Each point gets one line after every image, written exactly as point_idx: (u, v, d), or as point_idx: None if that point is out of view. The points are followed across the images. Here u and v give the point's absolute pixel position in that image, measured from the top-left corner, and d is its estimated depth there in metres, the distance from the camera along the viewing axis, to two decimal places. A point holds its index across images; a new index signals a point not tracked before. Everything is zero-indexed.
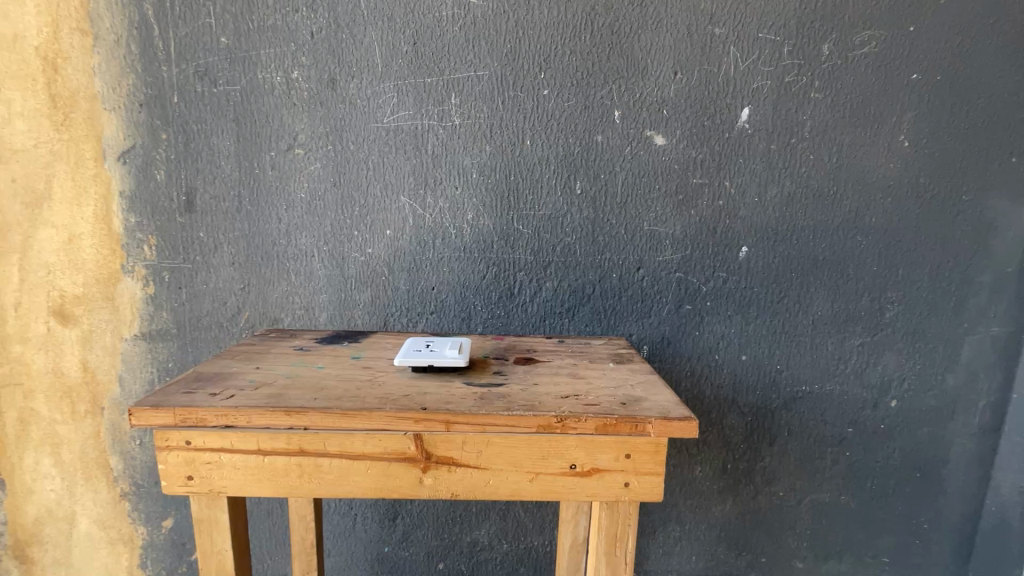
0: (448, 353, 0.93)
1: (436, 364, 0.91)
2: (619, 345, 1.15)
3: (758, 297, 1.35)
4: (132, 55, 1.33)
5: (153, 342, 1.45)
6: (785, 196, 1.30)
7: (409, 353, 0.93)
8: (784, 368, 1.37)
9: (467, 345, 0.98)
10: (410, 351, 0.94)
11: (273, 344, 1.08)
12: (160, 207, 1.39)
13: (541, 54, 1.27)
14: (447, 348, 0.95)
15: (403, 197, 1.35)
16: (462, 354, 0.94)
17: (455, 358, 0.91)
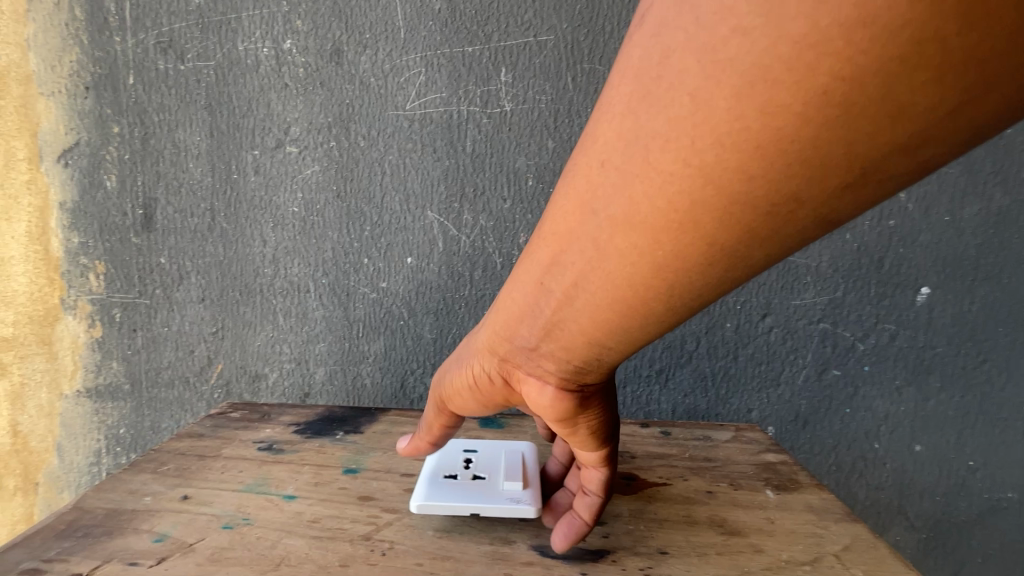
0: (506, 492, 0.56)
1: (484, 514, 0.53)
2: (760, 439, 0.73)
3: (944, 362, 0.91)
4: (76, 22, 0.99)
5: (101, 401, 1.10)
6: (993, 213, 0.87)
7: (441, 491, 0.56)
8: (980, 466, 0.93)
9: (535, 471, 0.60)
10: (441, 486, 0.57)
11: (230, 438, 0.71)
12: (110, 223, 1.04)
13: (631, 10, 0.89)
14: (502, 479, 0.58)
15: (430, 212, 0.97)
16: (529, 492, 0.56)
17: (522, 503, 0.54)
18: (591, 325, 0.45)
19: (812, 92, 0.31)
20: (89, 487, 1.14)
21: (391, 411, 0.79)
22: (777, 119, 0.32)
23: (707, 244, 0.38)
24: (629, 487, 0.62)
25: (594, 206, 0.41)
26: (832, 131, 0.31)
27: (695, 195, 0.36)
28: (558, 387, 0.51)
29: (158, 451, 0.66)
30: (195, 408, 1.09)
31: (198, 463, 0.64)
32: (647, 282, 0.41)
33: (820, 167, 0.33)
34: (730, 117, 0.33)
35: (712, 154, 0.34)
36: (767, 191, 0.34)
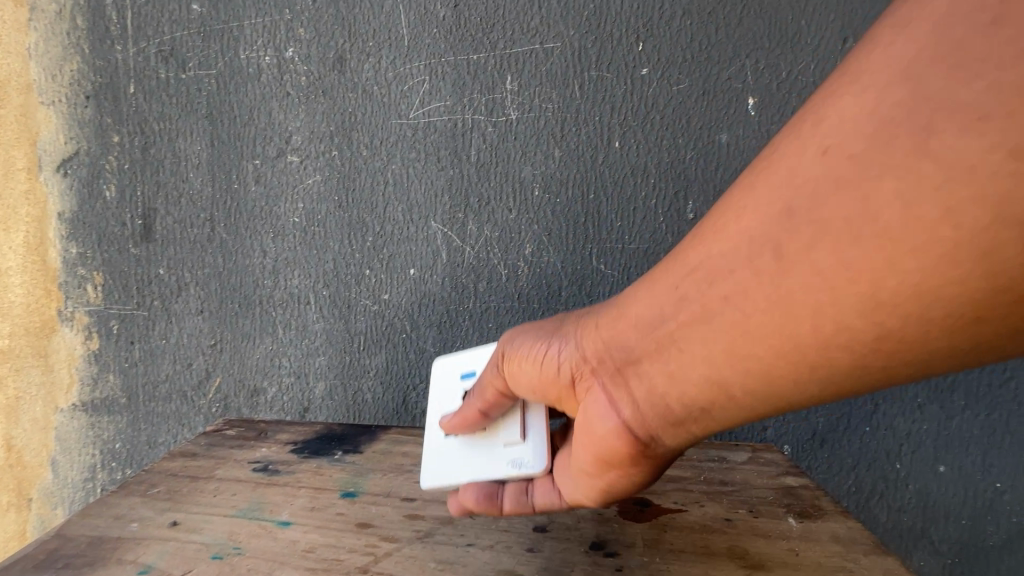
0: (508, 454, 0.57)
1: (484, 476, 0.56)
2: (779, 461, 0.69)
3: (968, 379, 0.88)
4: (78, 31, 0.98)
5: (97, 415, 1.08)
6: None
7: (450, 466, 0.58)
8: (1008, 489, 0.88)
9: (542, 422, 0.58)
10: (452, 455, 0.59)
11: (225, 457, 0.69)
12: (108, 233, 1.03)
13: (639, 17, 0.87)
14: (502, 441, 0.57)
15: (434, 222, 0.95)
16: (535, 454, 0.56)
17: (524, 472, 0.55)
18: (689, 369, 0.45)
19: (1005, 234, 0.30)
20: (83, 503, 1.11)
21: (392, 428, 0.75)
22: (963, 247, 0.32)
23: (825, 338, 0.38)
24: (643, 513, 0.59)
25: (753, 236, 0.40)
26: (990, 281, 0.32)
27: (858, 280, 0.35)
28: (625, 429, 0.49)
29: (149, 473, 0.64)
30: (192, 422, 1.06)
31: (190, 485, 0.62)
32: (752, 350, 0.41)
33: (949, 315, 0.34)
34: (924, 224, 0.33)
35: (893, 254, 0.34)
36: (899, 316, 0.35)
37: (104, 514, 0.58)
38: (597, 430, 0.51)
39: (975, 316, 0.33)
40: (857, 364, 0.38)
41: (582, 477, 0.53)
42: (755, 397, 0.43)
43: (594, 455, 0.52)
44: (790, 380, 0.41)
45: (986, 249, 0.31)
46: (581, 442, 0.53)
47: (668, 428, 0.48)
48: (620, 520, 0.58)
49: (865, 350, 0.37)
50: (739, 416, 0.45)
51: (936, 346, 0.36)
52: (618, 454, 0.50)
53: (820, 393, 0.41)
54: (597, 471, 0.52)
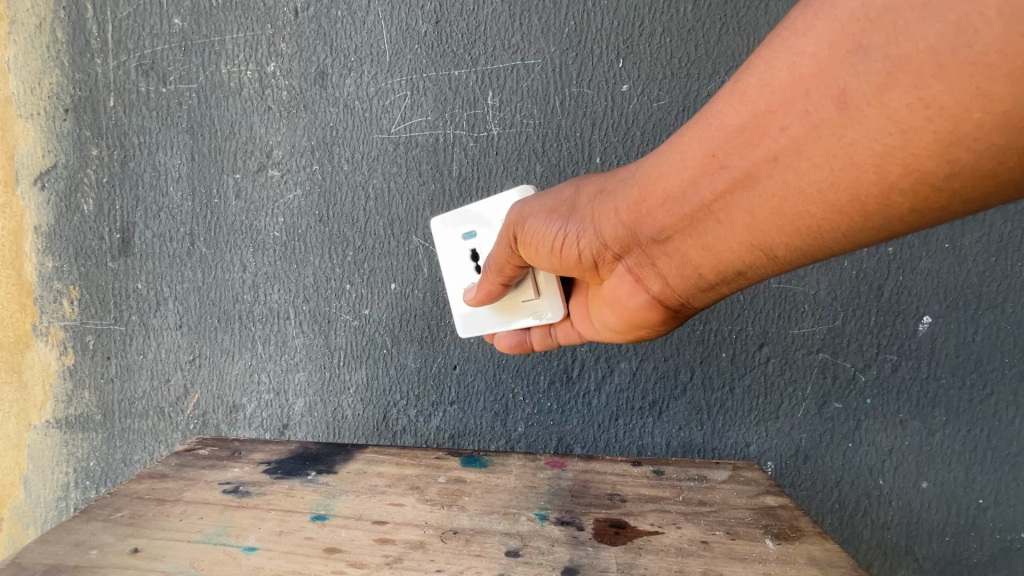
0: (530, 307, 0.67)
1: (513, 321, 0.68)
2: (758, 479, 0.68)
3: (949, 395, 0.88)
4: (57, 44, 0.98)
5: (72, 432, 1.06)
6: (993, 240, 0.85)
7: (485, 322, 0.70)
8: (990, 505, 0.89)
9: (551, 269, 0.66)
10: (480, 315, 0.70)
11: (195, 478, 0.67)
12: (86, 247, 1.01)
13: (619, 35, 0.88)
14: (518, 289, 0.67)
15: (415, 237, 0.94)
16: (547, 295, 0.66)
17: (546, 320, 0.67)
18: (704, 239, 0.48)
19: (980, 111, 0.31)
20: (56, 523, 1.09)
21: (368, 447, 0.74)
22: (943, 122, 0.33)
23: (818, 199, 0.40)
24: (618, 537, 0.58)
25: (767, 107, 0.40)
26: (962, 153, 0.33)
27: (850, 152, 0.37)
28: (650, 300, 0.56)
29: (115, 496, 0.63)
30: (169, 439, 1.04)
31: (156, 509, 0.61)
32: (755, 217, 0.43)
33: (924, 186, 0.35)
34: (914, 100, 0.33)
35: (884, 126, 0.35)
36: (886, 182, 0.36)
37: (64, 541, 0.56)
38: (626, 301, 0.58)
39: (942, 189, 0.35)
40: (841, 231, 0.40)
41: (610, 329, 0.63)
42: (758, 259, 0.46)
43: (622, 318, 0.60)
44: (786, 246, 0.44)
45: (958, 127, 0.32)
46: (612, 308, 0.60)
47: (686, 294, 0.54)
48: (595, 544, 0.57)
49: (849, 219, 0.39)
50: (748, 280, 0.50)
51: (909, 217, 0.37)
52: (641, 315, 0.58)
53: (813, 254, 0.44)
54: (625, 328, 0.61)
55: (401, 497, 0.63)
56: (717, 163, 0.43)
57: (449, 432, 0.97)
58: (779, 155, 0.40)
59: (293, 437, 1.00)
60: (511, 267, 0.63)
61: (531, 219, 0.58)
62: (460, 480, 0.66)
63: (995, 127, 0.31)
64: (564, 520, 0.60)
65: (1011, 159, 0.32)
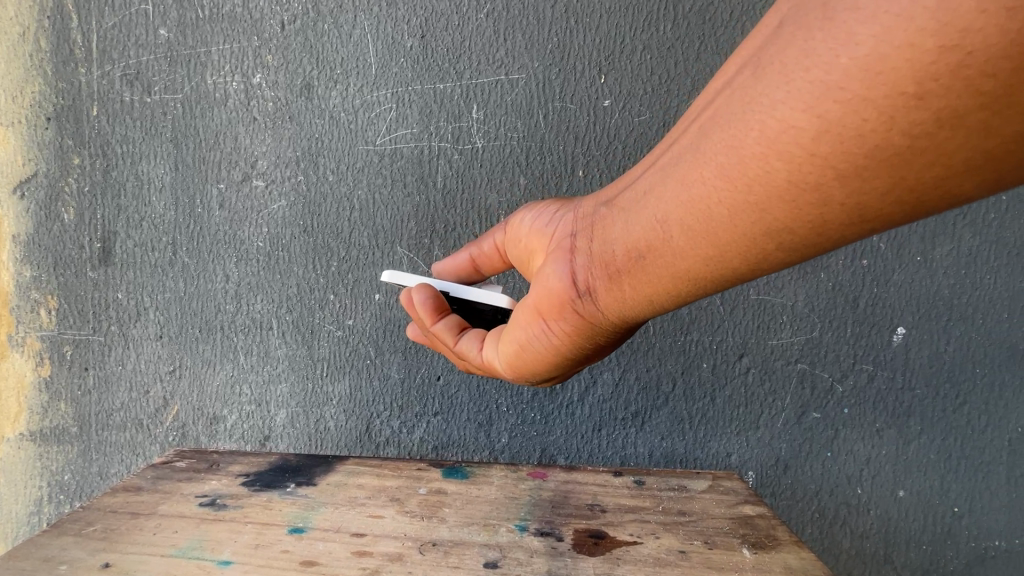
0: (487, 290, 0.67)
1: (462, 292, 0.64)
2: (737, 489, 0.69)
3: (923, 405, 0.90)
4: (40, 53, 0.97)
5: (46, 445, 1.04)
6: (963, 253, 0.88)
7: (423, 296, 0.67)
8: (964, 512, 0.91)
9: None
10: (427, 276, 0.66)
11: (171, 491, 0.66)
12: (65, 257, 1.00)
13: (601, 51, 0.89)
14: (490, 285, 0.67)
15: (400, 248, 0.95)
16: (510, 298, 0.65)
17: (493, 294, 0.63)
18: (621, 211, 0.46)
19: (846, 56, 0.31)
20: (28, 538, 1.06)
21: (350, 459, 0.73)
22: (817, 71, 0.33)
23: (711, 162, 0.39)
24: (597, 547, 0.58)
25: (719, 85, 0.41)
26: (830, 106, 0.33)
27: (747, 110, 0.37)
28: (553, 280, 0.51)
29: (87, 510, 0.62)
30: (147, 452, 1.03)
31: (130, 522, 0.60)
32: (663, 185, 0.42)
33: (797, 147, 0.35)
34: (800, 54, 0.34)
35: (775, 81, 0.35)
36: (768, 140, 0.36)
37: (33, 556, 0.55)
38: (538, 279, 0.53)
39: (812, 154, 0.34)
40: (725, 202, 0.39)
41: (511, 324, 0.57)
42: (654, 239, 0.44)
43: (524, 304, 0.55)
44: (677, 223, 0.42)
45: (829, 76, 0.32)
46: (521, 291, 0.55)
47: (587, 285, 0.50)
48: (573, 554, 0.57)
49: (731, 186, 0.38)
50: (642, 276, 0.46)
51: (786, 190, 0.36)
52: (543, 302, 0.52)
53: (701, 240, 0.41)
54: (522, 318, 0.55)
55: (381, 509, 0.63)
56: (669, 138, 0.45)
57: (432, 443, 0.97)
58: (703, 123, 0.40)
59: (275, 449, 0.99)
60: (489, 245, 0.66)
61: (533, 204, 0.61)
62: (441, 492, 0.66)
63: (858, 73, 0.31)
64: (544, 531, 0.60)
65: (873, 117, 0.31)
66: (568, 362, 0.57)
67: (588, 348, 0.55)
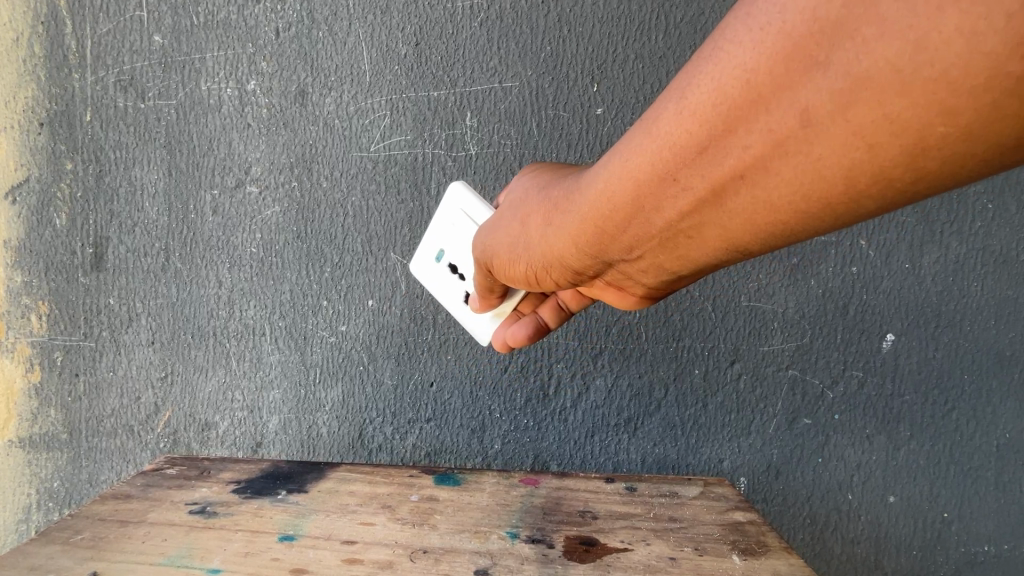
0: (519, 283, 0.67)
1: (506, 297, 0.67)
2: (727, 495, 0.69)
3: (913, 411, 0.90)
4: (34, 58, 0.97)
5: (36, 451, 1.03)
6: (950, 260, 0.89)
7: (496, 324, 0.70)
8: (954, 518, 0.91)
9: None
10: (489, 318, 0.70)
11: (161, 499, 0.66)
12: (57, 262, 1.00)
13: (593, 59, 0.90)
14: None
15: (393, 254, 0.95)
16: None
17: None
18: (674, 253, 0.42)
19: (943, 126, 0.27)
20: (15, 545, 1.05)
21: (341, 466, 0.73)
22: (909, 136, 0.28)
23: (786, 212, 0.34)
24: (587, 554, 0.58)
25: (725, 125, 0.33)
26: (927, 161, 0.28)
27: (818, 167, 0.31)
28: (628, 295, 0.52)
29: (75, 518, 0.61)
30: (137, 459, 1.02)
31: (118, 530, 0.60)
32: (724, 231, 0.38)
33: (895, 193, 0.30)
34: (880, 119, 0.28)
35: (849, 141, 0.29)
36: (854, 192, 0.31)
37: (19, 565, 0.55)
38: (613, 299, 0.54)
39: (909, 194, 0.31)
40: (814, 233, 0.36)
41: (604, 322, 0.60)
42: (737, 262, 0.41)
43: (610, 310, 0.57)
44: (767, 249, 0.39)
45: (924, 140, 0.27)
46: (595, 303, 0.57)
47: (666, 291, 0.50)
48: (564, 561, 0.57)
49: (823, 224, 0.35)
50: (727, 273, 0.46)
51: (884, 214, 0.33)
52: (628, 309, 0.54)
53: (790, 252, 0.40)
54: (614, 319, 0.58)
55: (372, 516, 0.63)
56: (675, 183, 0.37)
57: (425, 450, 0.97)
58: (745, 172, 0.34)
59: (267, 456, 0.99)
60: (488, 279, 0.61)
61: (500, 245, 0.55)
62: (432, 498, 0.66)
63: (960, 138, 0.27)
64: (535, 538, 0.60)
65: (975, 163, 0.28)
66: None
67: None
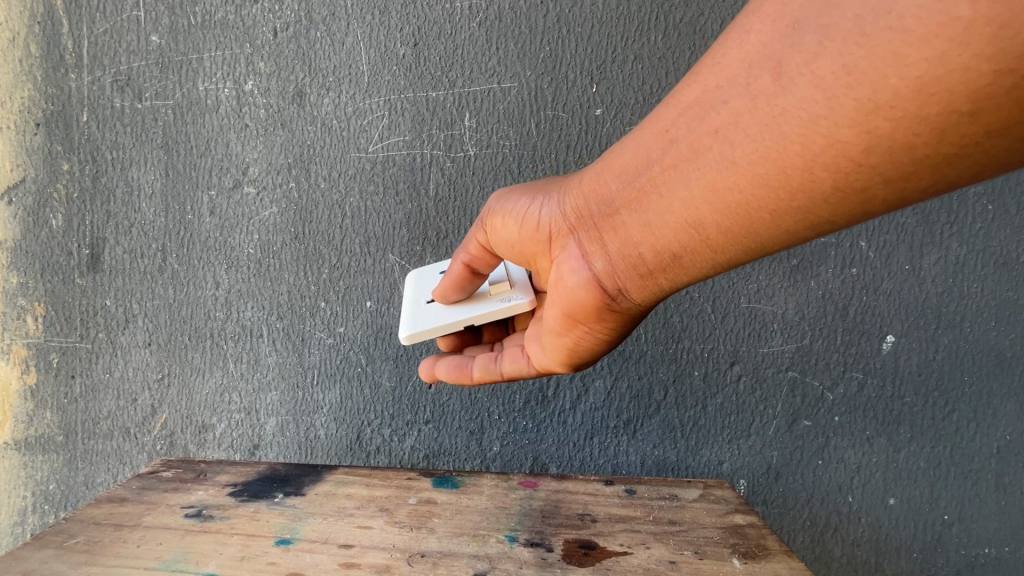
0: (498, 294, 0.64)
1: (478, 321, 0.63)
2: (728, 498, 0.68)
3: (913, 412, 0.90)
4: (30, 59, 0.97)
5: (32, 454, 1.02)
6: (950, 261, 0.89)
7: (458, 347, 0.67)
8: (955, 520, 0.91)
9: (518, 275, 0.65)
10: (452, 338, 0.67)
11: (156, 502, 0.65)
12: (53, 263, 0.99)
13: (592, 60, 0.90)
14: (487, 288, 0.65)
15: (391, 255, 0.94)
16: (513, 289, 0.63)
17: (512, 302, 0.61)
18: (645, 215, 0.45)
19: (896, 78, 0.31)
20: (11, 549, 1.04)
21: (339, 469, 0.72)
22: (863, 89, 0.32)
23: (747, 172, 0.38)
24: (587, 557, 0.58)
25: (716, 82, 0.39)
26: (880, 122, 0.32)
27: (780, 124, 0.36)
28: (591, 282, 0.51)
29: (69, 522, 0.61)
30: (134, 461, 1.01)
31: (113, 534, 0.60)
32: (691, 191, 0.42)
33: (845, 160, 0.34)
34: (839, 70, 0.32)
35: (811, 95, 0.34)
36: (810, 153, 0.35)
37: (12, 570, 0.54)
38: (568, 287, 0.53)
39: (861, 164, 0.34)
40: (768, 206, 0.39)
41: (552, 330, 0.57)
42: (693, 242, 0.44)
43: (561, 309, 0.54)
44: (718, 226, 0.42)
45: (877, 94, 0.32)
46: (551, 297, 0.55)
47: (629, 284, 0.50)
48: (563, 565, 0.57)
49: (774, 193, 0.38)
50: (686, 270, 0.47)
51: (832, 194, 0.36)
52: (585, 308, 0.53)
53: (743, 238, 0.42)
54: (563, 322, 0.55)
55: (370, 519, 0.62)
56: (667, 136, 0.42)
57: (423, 452, 0.96)
58: (720, 128, 0.39)
59: (264, 458, 0.98)
60: (477, 249, 0.61)
61: (505, 201, 0.57)
62: (430, 502, 0.66)
63: (909, 95, 0.31)
64: (534, 541, 0.60)
65: (926, 133, 0.31)
66: (615, 344, 0.58)
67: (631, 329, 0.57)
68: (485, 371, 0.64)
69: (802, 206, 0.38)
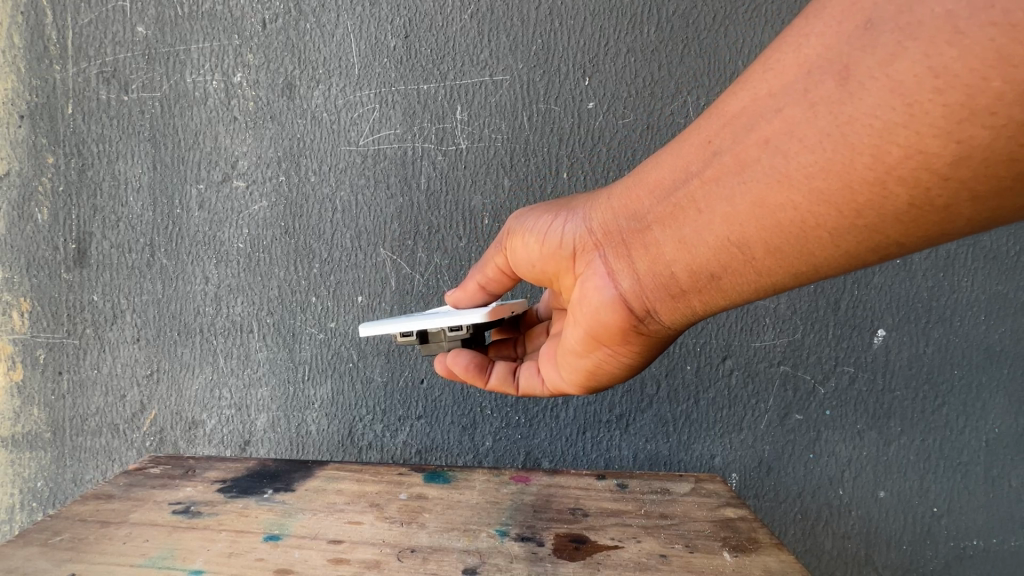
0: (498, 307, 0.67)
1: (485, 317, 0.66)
2: (719, 491, 0.68)
3: (903, 406, 0.91)
4: (13, 49, 0.95)
5: (19, 451, 1.01)
6: (941, 256, 0.89)
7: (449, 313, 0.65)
8: (944, 513, 0.92)
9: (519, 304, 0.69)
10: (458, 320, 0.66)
11: (145, 499, 0.65)
12: (39, 258, 0.98)
13: (583, 52, 0.89)
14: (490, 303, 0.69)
15: (382, 249, 0.94)
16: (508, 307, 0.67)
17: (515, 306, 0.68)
18: (682, 231, 0.45)
19: (999, 80, 0.30)
20: None
21: (330, 464, 0.72)
22: (954, 93, 0.31)
23: (804, 186, 0.38)
24: (578, 552, 0.58)
25: (768, 90, 0.39)
26: (972, 131, 0.31)
27: (847, 132, 0.35)
28: (615, 304, 0.51)
29: (54, 519, 0.60)
30: (124, 458, 1.01)
31: (99, 531, 0.59)
32: (735, 207, 0.42)
33: (926, 173, 0.34)
34: (923, 71, 0.32)
35: (887, 100, 0.34)
36: (882, 165, 0.35)
37: None
38: (592, 305, 0.53)
39: (946, 178, 0.34)
40: (827, 224, 0.39)
41: (572, 351, 0.58)
42: (736, 260, 0.44)
43: (585, 328, 0.54)
44: (765, 243, 0.42)
45: (972, 99, 0.31)
46: (575, 317, 0.55)
47: (657, 305, 0.50)
48: (553, 560, 0.56)
49: (837, 210, 0.38)
50: (723, 292, 0.47)
51: (904, 211, 0.36)
52: (608, 327, 0.53)
53: (793, 258, 0.42)
54: (586, 343, 0.56)
55: (360, 514, 0.62)
56: (710, 150, 0.43)
57: (415, 448, 0.96)
58: (771, 138, 0.39)
59: (255, 454, 0.98)
60: (494, 272, 0.62)
61: (527, 217, 0.58)
62: (422, 497, 0.65)
63: (1017, 99, 0.30)
64: (524, 536, 0.60)
65: None
66: (639, 368, 0.58)
67: (655, 355, 0.57)
68: (500, 381, 0.65)
69: (866, 226, 0.38)
